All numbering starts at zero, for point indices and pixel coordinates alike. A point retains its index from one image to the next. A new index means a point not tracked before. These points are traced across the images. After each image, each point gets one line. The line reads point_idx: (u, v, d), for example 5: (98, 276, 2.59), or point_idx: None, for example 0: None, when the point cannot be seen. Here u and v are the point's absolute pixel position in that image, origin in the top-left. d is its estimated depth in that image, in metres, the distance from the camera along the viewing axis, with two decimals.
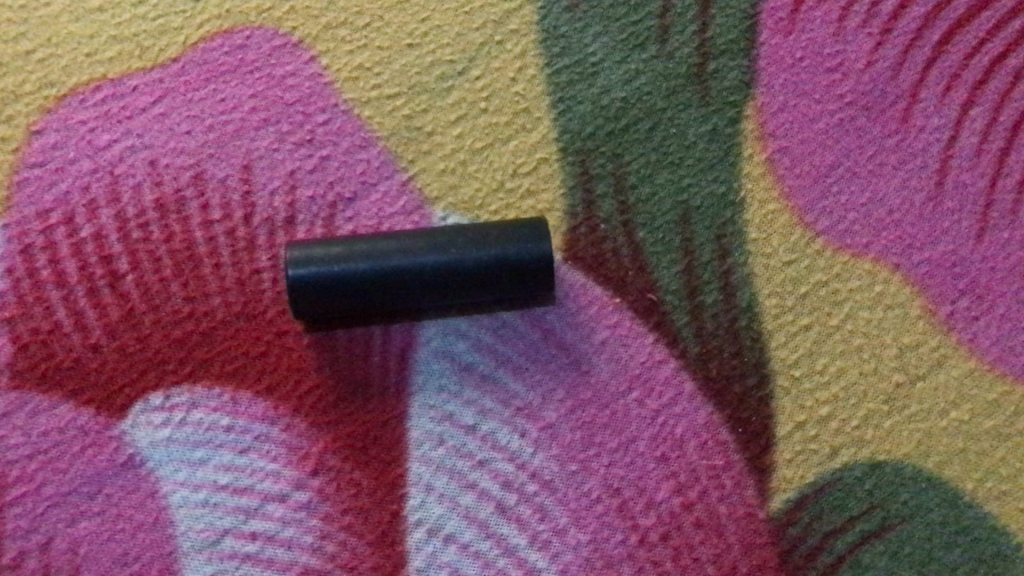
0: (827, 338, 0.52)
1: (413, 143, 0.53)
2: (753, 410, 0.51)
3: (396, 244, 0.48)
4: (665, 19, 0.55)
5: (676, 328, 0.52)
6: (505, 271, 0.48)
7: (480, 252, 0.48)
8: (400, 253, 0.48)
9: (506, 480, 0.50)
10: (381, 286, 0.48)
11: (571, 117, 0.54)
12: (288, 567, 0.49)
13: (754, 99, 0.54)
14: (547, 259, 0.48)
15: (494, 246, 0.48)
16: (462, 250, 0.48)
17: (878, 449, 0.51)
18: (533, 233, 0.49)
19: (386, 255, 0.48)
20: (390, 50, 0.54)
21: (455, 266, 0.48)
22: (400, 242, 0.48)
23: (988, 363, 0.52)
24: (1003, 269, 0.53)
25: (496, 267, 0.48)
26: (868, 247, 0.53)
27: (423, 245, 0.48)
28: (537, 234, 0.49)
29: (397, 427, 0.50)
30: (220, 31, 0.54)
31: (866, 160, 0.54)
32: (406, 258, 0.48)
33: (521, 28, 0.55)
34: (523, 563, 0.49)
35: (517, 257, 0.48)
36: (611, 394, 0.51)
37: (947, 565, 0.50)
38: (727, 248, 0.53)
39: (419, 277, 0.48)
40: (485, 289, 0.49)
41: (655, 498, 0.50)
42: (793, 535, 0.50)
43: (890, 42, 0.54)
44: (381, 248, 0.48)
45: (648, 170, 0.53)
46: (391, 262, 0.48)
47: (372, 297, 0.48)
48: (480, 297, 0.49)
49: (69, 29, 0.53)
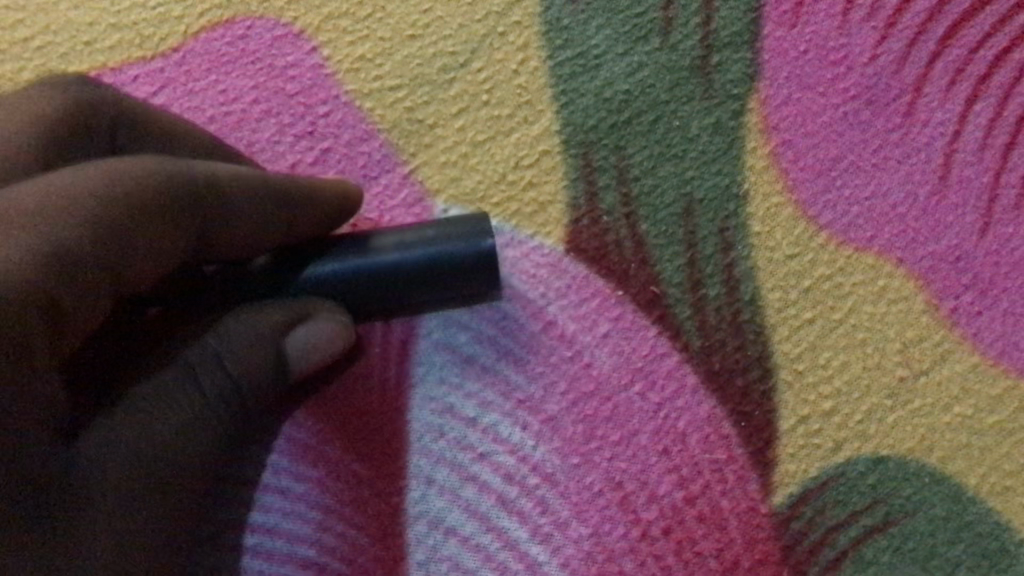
0: (830, 332, 0.52)
1: (415, 135, 0.53)
2: (756, 404, 0.51)
3: (329, 249, 0.48)
4: (668, 11, 0.54)
5: (678, 321, 0.51)
6: (445, 270, 0.47)
7: (416, 254, 0.47)
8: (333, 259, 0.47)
9: (507, 473, 0.50)
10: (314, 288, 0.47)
11: (575, 108, 0.53)
12: (287, 559, 0.49)
13: (757, 92, 0.53)
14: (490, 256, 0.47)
15: (430, 248, 0.47)
16: (398, 251, 0.47)
17: (882, 443, 0.51)
18: (473, 232, 0.47)
19: (318, 262, 0.47)
20: (392, 41, 0.54)
21: (388, 264, 0.47)
22: (333, 245, 0.48)
23: (991, 358, 0.52)
24: (1008, 264, 0.52)
25: (435, 265, 0.47)
26: (872, 241, 0.53)
27: (358, 247, 0.47)
28: (475, 232, 0.48)
29: (397, 419, 0.50)
30: (221, 21, 0.54)
31: (871, 154, 0.53)
32: (339, 264, 0.47)
33: (523, 19, 0.54)
34: (524, 556, 0.50)
35: (454, 258, 0.47)
36: (612, 387, 0.51)
37: (951, 560, 0.50)
38: (731, 241, 0.52)
39: (351, 279, 0.47)
40: (422, 292, 0.47)
41: (657, 491, 0.50)
42: (796, 529, 0.50)
43: (895, 36, 0.54)
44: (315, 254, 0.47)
45: (651, 162, 0.53)
46: (323, 268, 0.47)
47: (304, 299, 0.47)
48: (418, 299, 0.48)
49: (68, 16, 0.53)
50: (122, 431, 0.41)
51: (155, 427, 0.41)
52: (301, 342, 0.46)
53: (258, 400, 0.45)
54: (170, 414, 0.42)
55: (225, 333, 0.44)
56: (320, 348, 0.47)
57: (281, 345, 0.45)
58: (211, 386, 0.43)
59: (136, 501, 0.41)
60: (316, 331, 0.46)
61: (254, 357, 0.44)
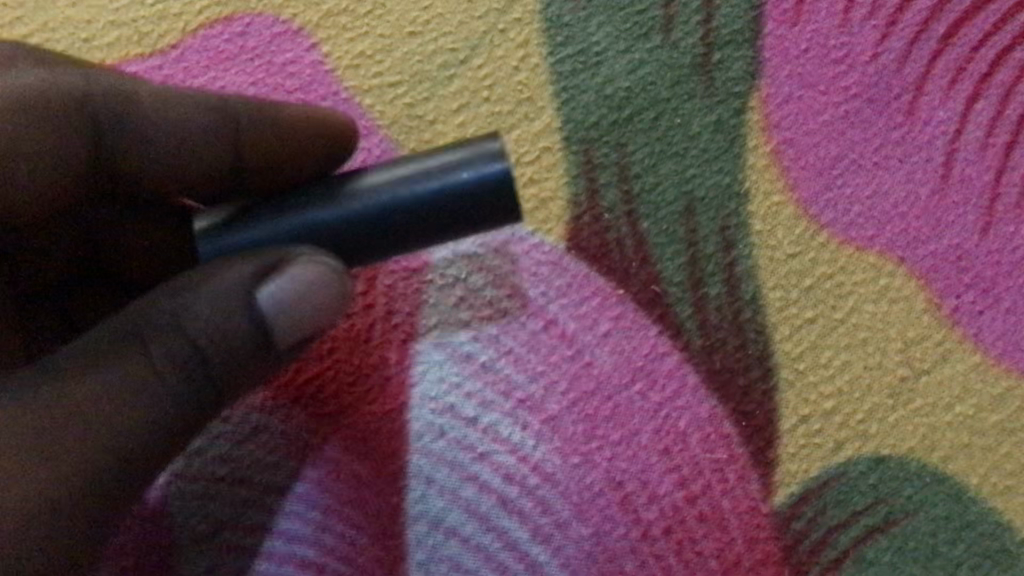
0: (831, 331, 0.52)
1: (415, 133, 0.53)
2: (757, 403, 0.51)
3: (317, 195, 0.40)
4: (669, 8, 0.53)
5: (679, 320, 0.51)
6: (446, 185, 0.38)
7: (418, 189, 0.38)
8: (322, 206, 0.39)
9: (508, 473, 0.50)
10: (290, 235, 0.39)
11: (575, 106, 0.53)
12: (287, 559, 0.49)
13: (758, 90, 0.53)
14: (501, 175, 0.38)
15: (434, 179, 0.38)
16: (396, 189, 0.38)
17: (884, 442, 0.51)
18: (484, 155, 0.38)
19: (305, 210, 0.40)
20: (392, 38, 0.53)
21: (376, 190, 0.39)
22: (321, 191, 0.40)
23: (993, 358, 0.52)
24: (1009, 263, 0.52)
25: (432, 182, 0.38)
26: (873, 240, 0.52)
27: (348, 189, 0.39)
28: (488, 153, 0.38)
29: (398, 419, 0.50)
30: (220, 18, 0.53)
31: (872, 152, 0.53)
32: (329, 211, 0.39)
33: (524, 16, 0.54)
34: (524, 556, 0.49)
35: (464, 188, 0.38)
36: (613, 386, 0.51)
37: (952, 560, 0.50)
38: (732, 240, 0.52)
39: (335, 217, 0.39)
40: (421, 220, 0.38)
41: (658, 491, 0.50)
42: (797, 529, 0.50)
43: (897, 34, 0.53)
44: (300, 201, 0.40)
45: (652, 160, 0.52)
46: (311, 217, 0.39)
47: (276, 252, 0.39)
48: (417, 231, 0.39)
49: (66, 13, 0.53)
50: (65, 386, 0.39)
51: (99, 386, 0.39)
52: (278, 299, 0.40)
53: (229, 365, 0.41)
54: (121, 392, 0.39)
55: (197, 300, 0.39)
56: (313, 309, 0.41)
57: (257, 299, 0.39)
58: (178, 358, 0.40)
59: (76, 459, 0.39)
60: (303, 277, 0.39)
61: (223, 319, 0.40)
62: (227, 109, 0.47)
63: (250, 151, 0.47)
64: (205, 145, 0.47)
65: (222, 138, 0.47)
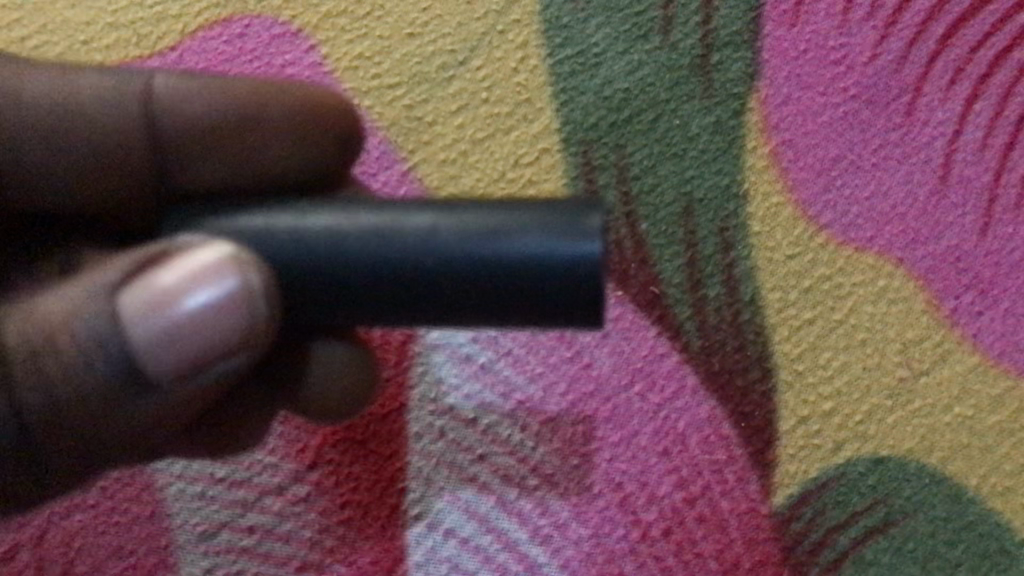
0: (830, 332, 0.52)
1: (414, 134, 0.53)
2: (756, 404, 0.51)
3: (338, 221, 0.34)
4: (668, 10, 0.54)
5: (678, 321, 0.51)
6: (528, 249, 0.33)
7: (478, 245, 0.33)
8: (348, 236, 0.34)
9: (507, 474, 0.50)
10: (311, 262, 0.34)
11: (574, 107, 0.53)
12: (286, 561, 0.49)
13: (757, 91, 0.53)
14: (593, 280, 0.33)
15: (501, 236, 0.33)
16: (449, 241, 0.33)
17: (882, 443, 0.51)
18: (571, 224, 0.33)
19: (325, 238, 0.34)
20: (391, 40, 0.53)
21: (435, 238, 0.33)
22: (343, 218, 0.34)
23: (991, 358, 0.52)
24: (1008, 264, 0.52)
25: (512, 241, 0.33)
26: (872, 241, 0.52)
27: (382, 224, 0.34)
28: (575, 224, 0.33)
29: (396, 420, 0.50)
30: (219, 19, 0.53)
31: (871, 153, 0.53)
32: (358, 244, 0.34)
33: (523, 18, 0.54)
34: (523, 557, 0.49)
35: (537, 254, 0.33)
36: (612, 388, 0.51)
37: (951, 561, 0.50)
38: (731, 241, 0.52)
39: (371, 252, 0.33)
40: (490, 284, 0.33)
41: (657, 492, 0.50)
42: (796, 530, 0.50)
43: (895, 35, 0.54)
44: (317, 226, 0.34)
45: (651, 161, 0.52)
46: (332, 247, 0.34)
47: (298, 284, 0.34)
48: (476, 296, 0.33)
49: (64, 15, 0.53)
50: None
51: None
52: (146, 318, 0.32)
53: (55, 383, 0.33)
54: None
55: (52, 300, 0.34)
56: (206, 308, 0.32)
57: (128, 305, 0.32)
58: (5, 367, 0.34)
59: None
60: (188, 268, 0.32)
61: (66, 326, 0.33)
62: (151, 93, 0.44)
63: (202, 142, 0.44)
64: (131, 137, 0.44)
65: (154, 133, 0.44)
